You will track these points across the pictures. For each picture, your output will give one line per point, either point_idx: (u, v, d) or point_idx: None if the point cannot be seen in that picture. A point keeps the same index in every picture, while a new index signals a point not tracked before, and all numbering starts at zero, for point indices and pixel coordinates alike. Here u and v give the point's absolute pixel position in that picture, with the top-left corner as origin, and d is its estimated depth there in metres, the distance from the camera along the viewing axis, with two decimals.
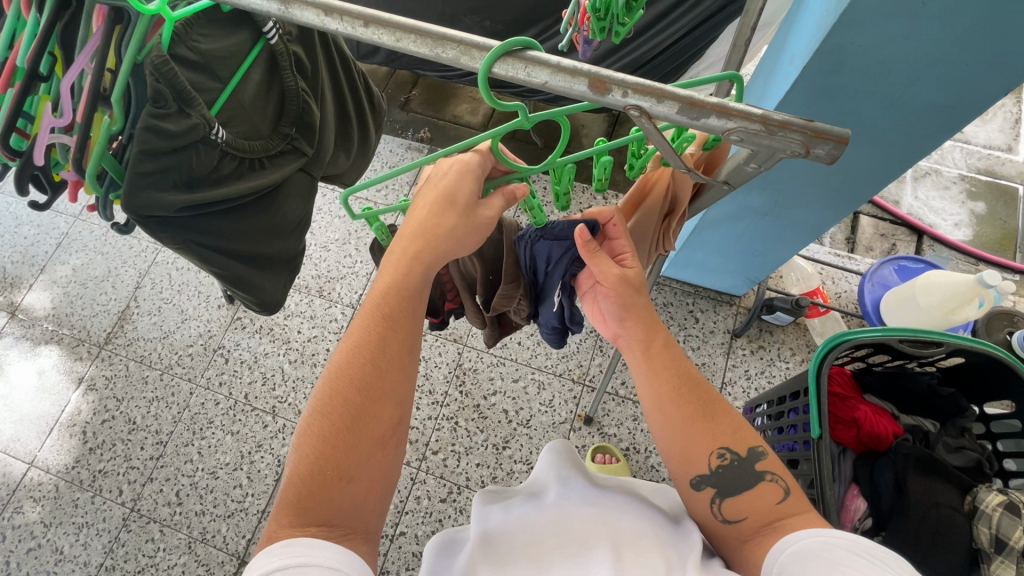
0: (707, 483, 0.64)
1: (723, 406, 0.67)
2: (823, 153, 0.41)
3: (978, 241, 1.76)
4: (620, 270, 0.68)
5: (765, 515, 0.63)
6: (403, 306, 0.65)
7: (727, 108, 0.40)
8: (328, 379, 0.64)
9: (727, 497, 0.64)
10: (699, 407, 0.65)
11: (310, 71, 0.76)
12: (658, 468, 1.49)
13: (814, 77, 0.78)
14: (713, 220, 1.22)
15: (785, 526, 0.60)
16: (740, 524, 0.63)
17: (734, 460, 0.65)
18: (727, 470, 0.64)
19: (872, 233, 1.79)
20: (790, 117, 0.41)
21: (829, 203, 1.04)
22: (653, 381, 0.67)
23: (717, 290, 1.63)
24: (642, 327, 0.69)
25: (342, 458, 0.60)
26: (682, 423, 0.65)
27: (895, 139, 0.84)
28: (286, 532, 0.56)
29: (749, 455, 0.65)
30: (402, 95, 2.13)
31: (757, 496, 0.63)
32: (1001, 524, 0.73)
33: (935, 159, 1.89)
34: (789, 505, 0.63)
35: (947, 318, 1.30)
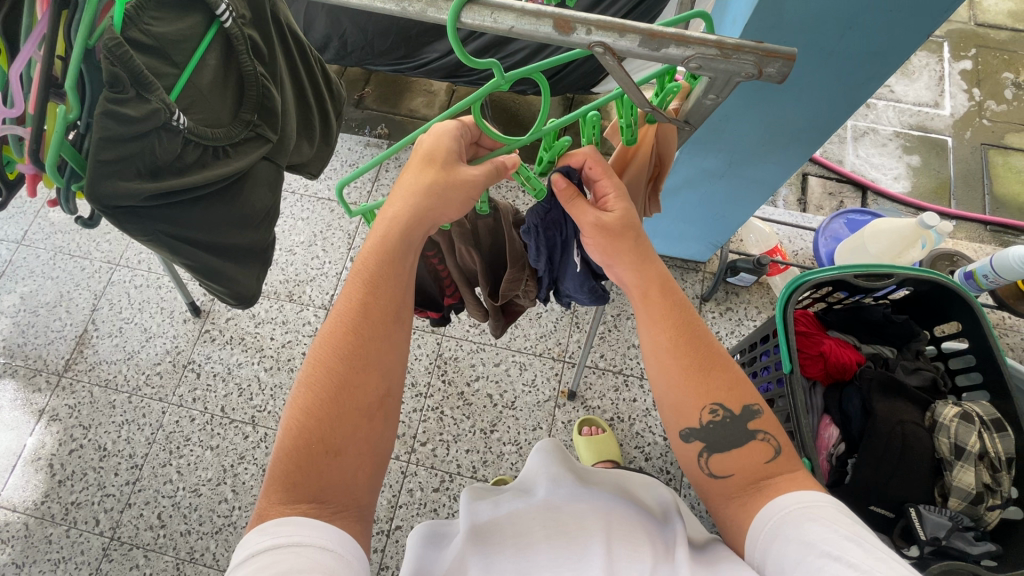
0: (695, 437, 0.67)
1: (720, 361, 0.68)
2: (775, 71, 0.44)
3: (916, 191, 1.88)
4: (597, 216, 0.67)
5: (754, 473, 0.65)
6: (387, 280, 0.66)
7: (685, 36, 0.43)
8: (315, 352, 0.65)
9: (716, 451, 0.67)
10: (699, 357, 0.66)
11: (267, 55, 0.75)
12: (643, 434, 1.54)
13: (754, 34, 0.82)
14: (674, 186, 1.26)
15: (768, 486, 0.63)
16: (727, 481, 0.65)
17: (727, 417, 0.66)
18: (718, 425, 0.66)
19: (821, 192, 1.89)
20: (743, 40, 0.44)
21: (778, 159, 1.10)
22: (652, 331, 0.67)
23: (683, 258, 1.68)
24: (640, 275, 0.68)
25: (328, 431, 0.61)
26: (677, 374, 0.66)
27: (833, 90, 0.90)
28: (276, 510, 0.56)
29: (743, 412, 0.66)
30: (355, 93, 2.10)
31: (748, 453, 0.66)
32: (958, 432, 0.81)
33: (871, 119, 2.00)
34: (777, 464, 0.65)
35: (895, 260, 1.39)
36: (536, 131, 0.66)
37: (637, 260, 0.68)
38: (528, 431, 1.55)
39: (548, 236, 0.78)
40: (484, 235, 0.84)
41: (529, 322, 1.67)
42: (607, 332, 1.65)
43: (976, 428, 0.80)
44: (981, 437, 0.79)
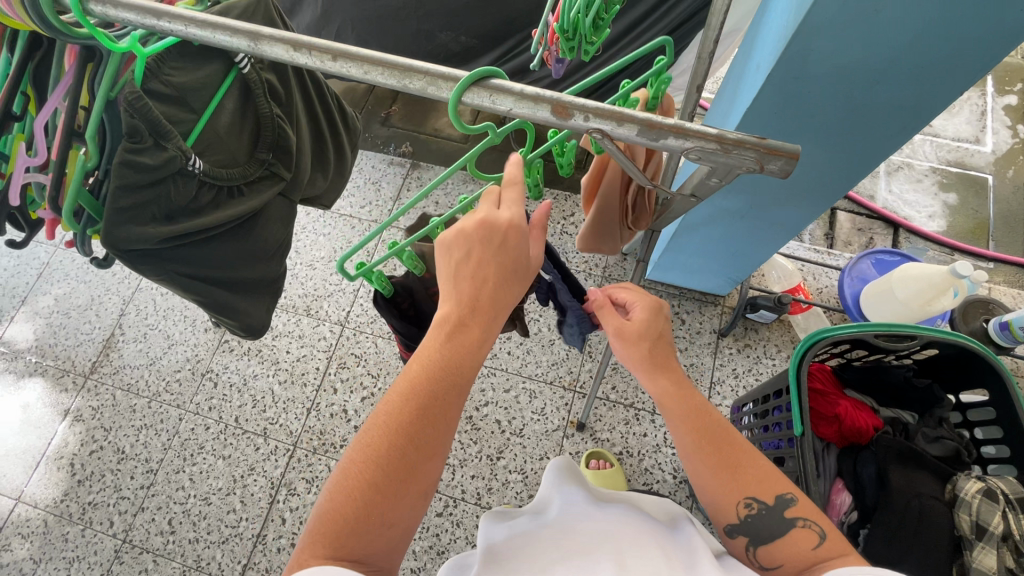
0: (739, 532, 0.62)
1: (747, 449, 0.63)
2: (776, 168, 0.43)
3: (952, 231, 1.81)
4: (619, 324, 0.68)
5: (805, 560, 0.59)
6: (470, 344, 0.61)
7: (682, 129, 0.42)
8: (386, 408, 0.59)
9: (760, 545, 0.61)
10: (725, 446, 0.61)
11: (283, 97, 0.78)
12: (652, 470, 1.50)
13: (778, 83, 0.80)
14: (693, 224, 1.24)
15: (827, 567, 0.56)
16: (780, 569, 0.61)
17: (761, 509, 0.61)
18: (756, 519, 0.61)
19: (849, 228, 1.83)
20: (744, 135, 0.43)
21: (801, 203, 1.07)
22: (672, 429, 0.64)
23: (702, 291, 1.65)
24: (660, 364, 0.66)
25: (387, 495, 0.55)
26: (707, 473, 0.61)
27: (860, 140, 0.88)
28: (318, 561, 0.52)
29: (776, 503, 0.61)
30: (382, 111, 2.14)
31: (790, 546, 0.59)
32: (981, 510, 0.76)
33: (906, 154, 1.93)
34: (827, 548, 0.58)
35: (925, 308, 1.32)
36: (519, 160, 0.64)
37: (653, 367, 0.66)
38: (535, 460, 1.54)
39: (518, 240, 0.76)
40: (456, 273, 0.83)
41: (541, 348, 1.66)
42: (620, 364, 1.62)
43: (1001, 508, 0.74)
44: (1006, 518, 0.74)
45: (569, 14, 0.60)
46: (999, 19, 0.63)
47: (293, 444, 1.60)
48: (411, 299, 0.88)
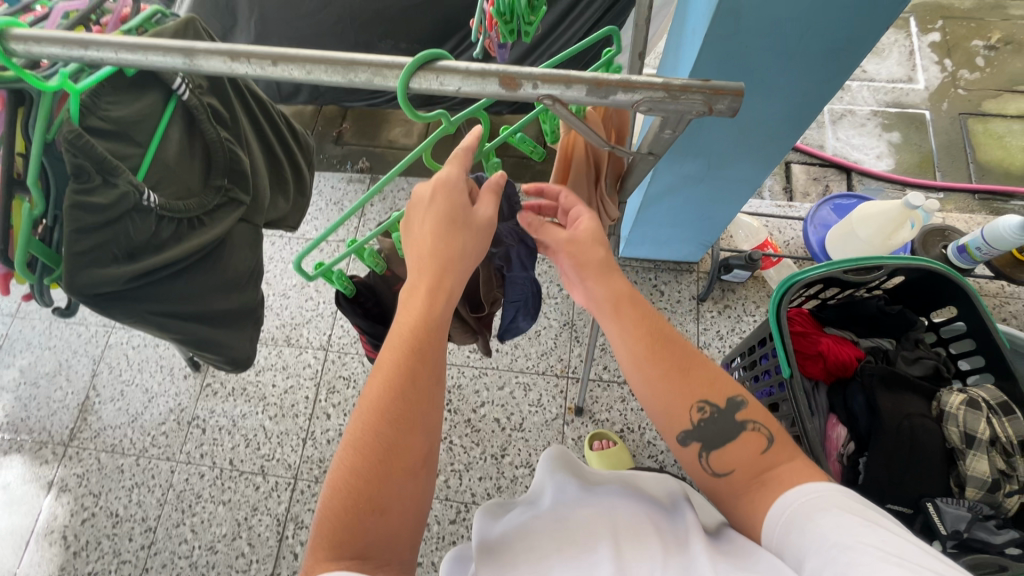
0: (693, 438, 0.66)
1: (699, 356, 0.68)
2: (724, 107, 0.45)
3: (900, 168, 1.88)
4: (567, 234, 0.69)
5: (754, 466, 0.64)
6: (428, 335, 0.65)
7: (630, 82, 0.44)
8: (361, 406, 0.63)
9: (714, 449, 0.66)
10: (683, 355, 0.67)
11: (229, 119, 0.77)
12: (655, 442, 1.53)
13: (715, 42, 0.82)
14: (656, 194, 1.27)
15: (771, 478, 0.63)
16: (731, 477, 0.65)
17: (714, 413, 0.67)
18: (708, 422, 0.66)
19: (805, 179, 1.89)
20: (688, 80, 0.45)
21: (755, 159, 1.10)
22: (625, 336, 0.67)
23: (675, 260, 1.69)
24: (609, 286, 0.68)
25: (372, 491, 0.58)
26: (663, 381, 0.66)
27: (801, 87, 0.90)
28: (321, 567, 0.54)
29: (728, 405, 0.67)
30: (333, 130, 2.11)
31: (740, 446, 0.66)
32: (967, 420, 0.81)
33: (847, 101, 2.01)
34: (773, 454, 0.65)
35: (886, 245, 1.38)
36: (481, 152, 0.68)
37: (598, 276, 0.69)
38: (540, 451, 1.54)
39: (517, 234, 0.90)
40: None
41: (528, 341, 1.67)
42: (608, 343, 1.64)
43: (985, 415, 0.80)
44: (991, 424, 0.80)
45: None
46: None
47: (294, 477, 1.57)
48: (376, 300, 0.88)
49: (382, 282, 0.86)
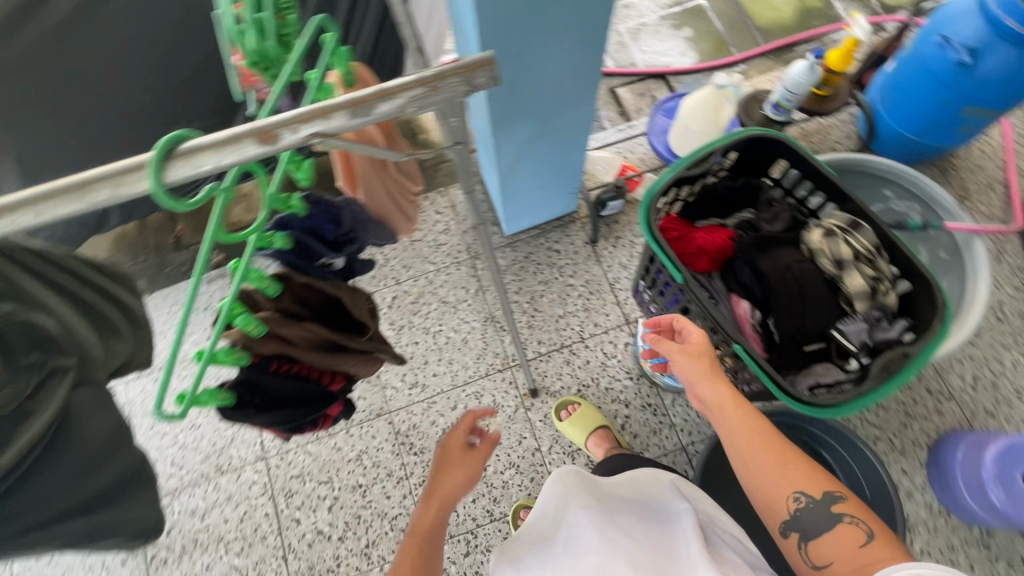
0: (791, 528, 0.78)
1: (794, 454, 0.81)
2: (463, 78, 0.55)
3: (702, 57, 2.07)
4: (679, 346, 0.92)
5: (854, 559, 0.73)
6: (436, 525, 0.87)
7: (374, 93, 0.54)
8: (413, 525, 0.97)
9: (811, 539, 0.77)
10: (796, 455, 0.81)
11: (7, 288, 0.65)
12: (611, 385, 1.60)
13: (487, 13, 0.84)
14: (511, 162, 1.31)
15: (874, 569, 0.70)
16: (834, 566, 0.75)
17: (811, 504, 0.78)
18: (803, 511, 0.78)
19: (632, 97, 2.02)
20: (425, 70, 0.55)
21: (577, 99, 1.15)
22: (732, 427, 0.84)
23: (556, 217, 1.75)
24: (718, 401, 0.86)
25: None
26: (766, 458, 0.80)
27: (582, 25, 0.94)
28: None
29: (824, 497, 0.77)
30: (169, 236, 1.90)
31: (839, 539, 0.75)
32: (830, 249, 0.91)
33: (637, 16, 2.16)
34: (871, 547, 0.73)
35: (717, 128, 1.52)
36: (268, 199, 0.62)
37: (712, 384, 0.88)
38: (516, 446, 1.56)
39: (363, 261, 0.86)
40: (294, 306, 0.78)
41: (461, 351, 1.66)
42: (532, 319, 1.68)
43: (842, 239, 0.89)
44: (848, 244, 0.89)
45: (249, 49, 0.62)
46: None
47: None
48: (261, 391, 0.78)
49: (254, 374, 0.76)
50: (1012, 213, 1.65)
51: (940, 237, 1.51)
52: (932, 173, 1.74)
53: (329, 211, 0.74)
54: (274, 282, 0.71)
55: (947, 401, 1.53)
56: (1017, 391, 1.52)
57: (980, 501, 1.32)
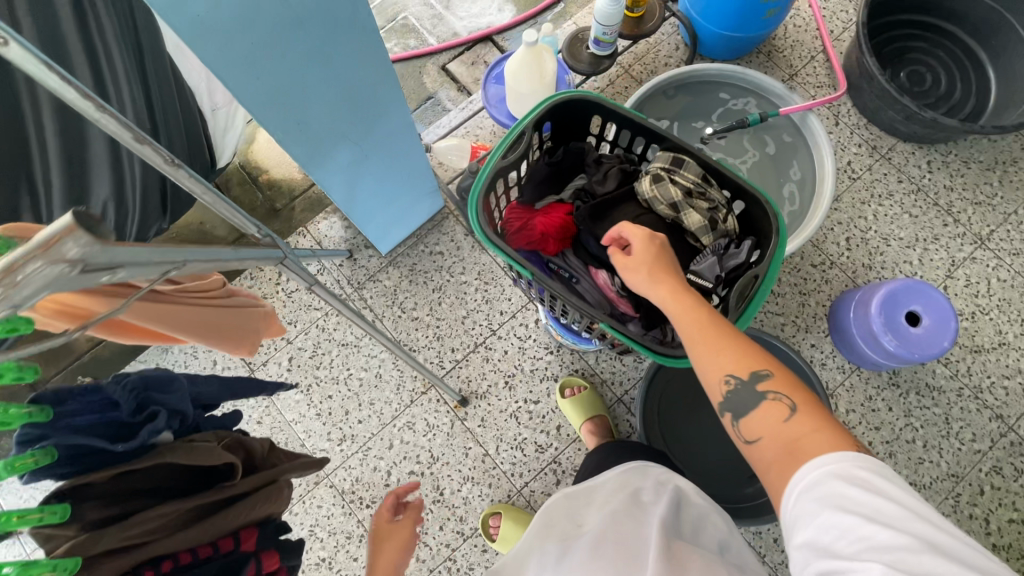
0: (726, 409, 0.76)
1: (737, 338, 0.77)
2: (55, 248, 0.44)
3: (520, 8, 2.02)
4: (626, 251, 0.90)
5: (779, 437, 0.70)
6: None
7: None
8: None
9: (744, 419, 0.74)
10: (729, 337, 0.77)
11: None
12: (536, 366, 1.59)
13: (213, 54, 0.73)
14: (345, 186, 1.22)
15: (796, 444, 0.67)
16: (762, 447, 0.72)
17: (739, 384, 0.74)
18: (734, 394, 0.75)
19: (466, 69, 1.95)
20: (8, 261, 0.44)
21: (382, 108, 1.06)
22: (675, 314, 0.81)
23: (428, 218, 1.68)
24: (656, 291, 0.84)
25: None
26: (700, 345, 0.77)
27: (341, 36, 0.85)
28: None
29: (752, 377, 0.74)
30: None
31: (765, 416, 0.72)
32: (664, 195, 0.95)
33: None
34: (795, 422, 0.69)
35: (547, 85, 1.45)
36: None
37: (657, 279, 0.85)
38: (464, 459, 1.53)
39: (174, 433, 0.73)
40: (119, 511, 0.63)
41: (379, 386, 1.58)
42: (438, 329, 1.62)
43: (669, 185, 0.94)
44: (677, 186, 0.94)
45: None
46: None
47: None
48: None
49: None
50: (837, 76, 1.74)
51: (780, 123, 1.57)
52: (759, 60, 1.80)
53: (96, 397, 0.64)
54: (55, 505, 0.58)
55: (831, 269, 1.63)
56: (884, 238, 1.64)
57: (879, 351, 1.43)
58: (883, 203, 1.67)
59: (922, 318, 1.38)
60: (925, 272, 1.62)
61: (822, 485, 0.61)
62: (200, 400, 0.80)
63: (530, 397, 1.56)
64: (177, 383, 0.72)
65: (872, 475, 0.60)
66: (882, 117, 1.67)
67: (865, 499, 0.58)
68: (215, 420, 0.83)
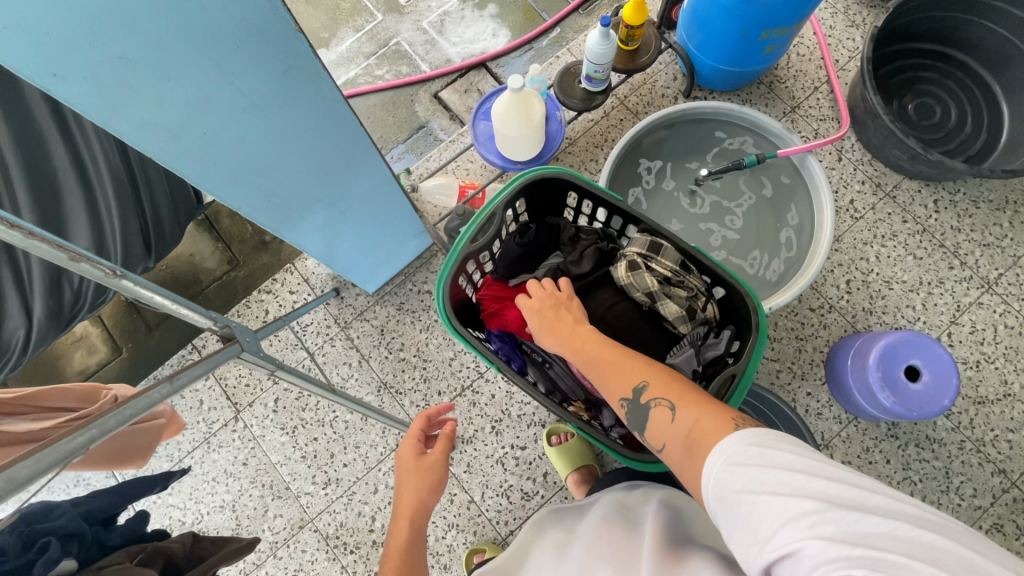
0: (635, 429, 0.81)
1: (626, 360, 0.87)
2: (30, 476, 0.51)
3: (514, 34, 1.98)
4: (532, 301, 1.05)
5: (673, 436, 0.73)
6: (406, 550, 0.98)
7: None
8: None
9: (647, 434, 0.79)
10: (616, 360, 0.87)
11: None
12: (524, 410, 1.56)
13: (159, 138, 0.72)
14: (324, 238, 1.21)
15: (688, 436, 0.70)
16: (670, 454, 0.73)
17: (630, 403, 0.81)
18: (631, 411, 0.81)
19: (457, 98, 1.91)
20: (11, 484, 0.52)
21: (357, 172, 1.04)
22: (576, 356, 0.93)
23: (416, 257, 1.65)
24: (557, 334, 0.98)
25: None
26: (599, 377, 0.88)
27: (303, 116, 0.82)
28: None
29: (637, 392, 0.81)
30: None
31: (657, 420, 0.76)
32: (640, 281, 1.07)
33: (437, 8, 2.03)
34: (678, 417, 0.73)
35: (536, 126, 1.43)
36: None
37: (558, 325, 0.99)
38: (450, 506, 1.51)
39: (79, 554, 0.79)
40: None
41: (364, 430, 1.57)
42: (425, 371, 1.60)
43: (644, 273, 1.05)
44: (651, 274, 1.05)
45: None
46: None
47: None
48: None
49: None
50: (840, 109, 1.67)
51: (778, 162, 1.51)
52: (760, 91, 1.74)
53: None
54: None
55: (830, 313, 1.57)
56: (886, 281, 1.59)
57: (876, 406, 1.38)
58: (886, 244, 1.61)
59: (922, 373, 1.33)
60: (929, 318, 1.56)
61: (728, 458, 0.62)
62: (93, 518, 0.83)
63: (516, 443, 1.54)
64: (61, 510, 0.78)
65: (748, 439, 0.62)
66: (887, 154, 1.61)
67: (760, 463, 0.59)
68: (118, 529, 0.87)
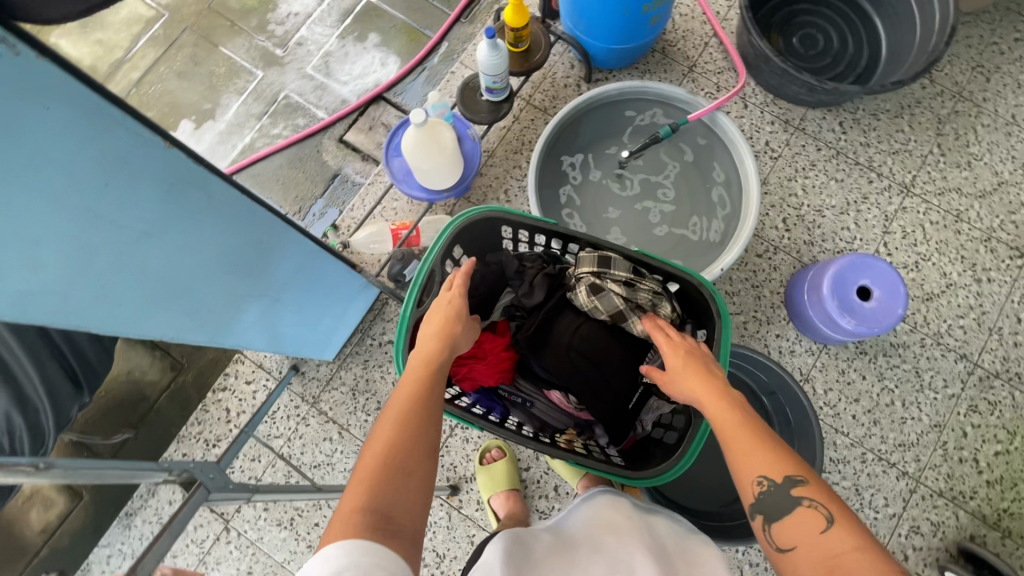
0: (757, 510, 0.77)
1: (777, 441, 0.79)
2: None
3: (403, 58, 1.92)
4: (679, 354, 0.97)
5: (815, 546, 0.71)
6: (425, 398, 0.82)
7: None
8: (373, 439, 0.77)
9: (776, 524, 0.76)
10: (761, 437, 0.79)
11: None
12: None
13: (48, 296, 0.66)
14: (269, 328, 1.14)
15: (836, 561, 0.68)
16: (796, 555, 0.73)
17: (772, 487, 0.76)
18: (767, 495, 0.76)
19: (364, 137, 1.84)
20: None
21: (281, 254, 0.98)
22: (719, 410, 0.84)
23: (367, 310, 1.59)
24: (700, 387, 0.89)
25: (389, 481, 0.72)
26: (736, 443, 0.80)
27: (205, 221, 0.76)
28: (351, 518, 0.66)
29: (785, 481, 0.75)
30: None
31: (801, 523, 0.74)
32: (597, 301, 1.09)
33: (317, 50, 1.95)
34: (832, 535, 0.71)
35: (449, 152, 1.40)
36: None
37: (702, 382, 0.90)
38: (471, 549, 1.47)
39: None
40: None
41: None
42: None
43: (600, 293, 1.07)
44: (608, 294, 1.08)
45: None
46: (66, 109, 0.50)
47: None
48: None
49: None
50: (734, 59, 1.72)
51: (692, 126, 1.54)
52: (656, 60, 1.76)
53: None
54: None
55: (777, 254, 1.63)
56: (818, 210, 1.65)
57: (841, 332, 1.43)
58: (808, 174, 1.68)
59: (873, 291, 1.39)
60: (864, 234, 1.63)
61: None
62: None
63: (519, 466, 1.52)
64: None
65: None
66: (787, 92, 1.66)
67: None
68: None
